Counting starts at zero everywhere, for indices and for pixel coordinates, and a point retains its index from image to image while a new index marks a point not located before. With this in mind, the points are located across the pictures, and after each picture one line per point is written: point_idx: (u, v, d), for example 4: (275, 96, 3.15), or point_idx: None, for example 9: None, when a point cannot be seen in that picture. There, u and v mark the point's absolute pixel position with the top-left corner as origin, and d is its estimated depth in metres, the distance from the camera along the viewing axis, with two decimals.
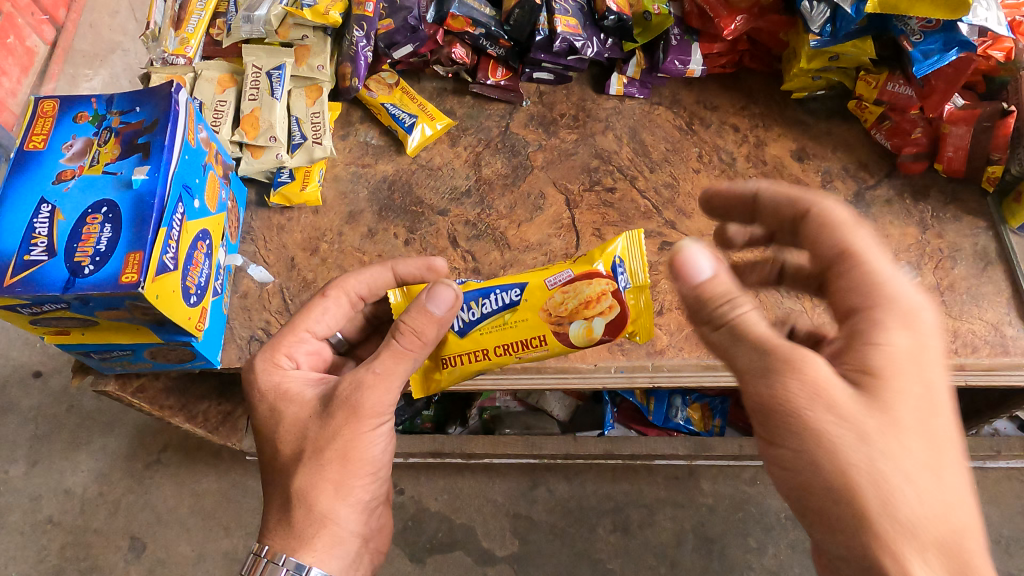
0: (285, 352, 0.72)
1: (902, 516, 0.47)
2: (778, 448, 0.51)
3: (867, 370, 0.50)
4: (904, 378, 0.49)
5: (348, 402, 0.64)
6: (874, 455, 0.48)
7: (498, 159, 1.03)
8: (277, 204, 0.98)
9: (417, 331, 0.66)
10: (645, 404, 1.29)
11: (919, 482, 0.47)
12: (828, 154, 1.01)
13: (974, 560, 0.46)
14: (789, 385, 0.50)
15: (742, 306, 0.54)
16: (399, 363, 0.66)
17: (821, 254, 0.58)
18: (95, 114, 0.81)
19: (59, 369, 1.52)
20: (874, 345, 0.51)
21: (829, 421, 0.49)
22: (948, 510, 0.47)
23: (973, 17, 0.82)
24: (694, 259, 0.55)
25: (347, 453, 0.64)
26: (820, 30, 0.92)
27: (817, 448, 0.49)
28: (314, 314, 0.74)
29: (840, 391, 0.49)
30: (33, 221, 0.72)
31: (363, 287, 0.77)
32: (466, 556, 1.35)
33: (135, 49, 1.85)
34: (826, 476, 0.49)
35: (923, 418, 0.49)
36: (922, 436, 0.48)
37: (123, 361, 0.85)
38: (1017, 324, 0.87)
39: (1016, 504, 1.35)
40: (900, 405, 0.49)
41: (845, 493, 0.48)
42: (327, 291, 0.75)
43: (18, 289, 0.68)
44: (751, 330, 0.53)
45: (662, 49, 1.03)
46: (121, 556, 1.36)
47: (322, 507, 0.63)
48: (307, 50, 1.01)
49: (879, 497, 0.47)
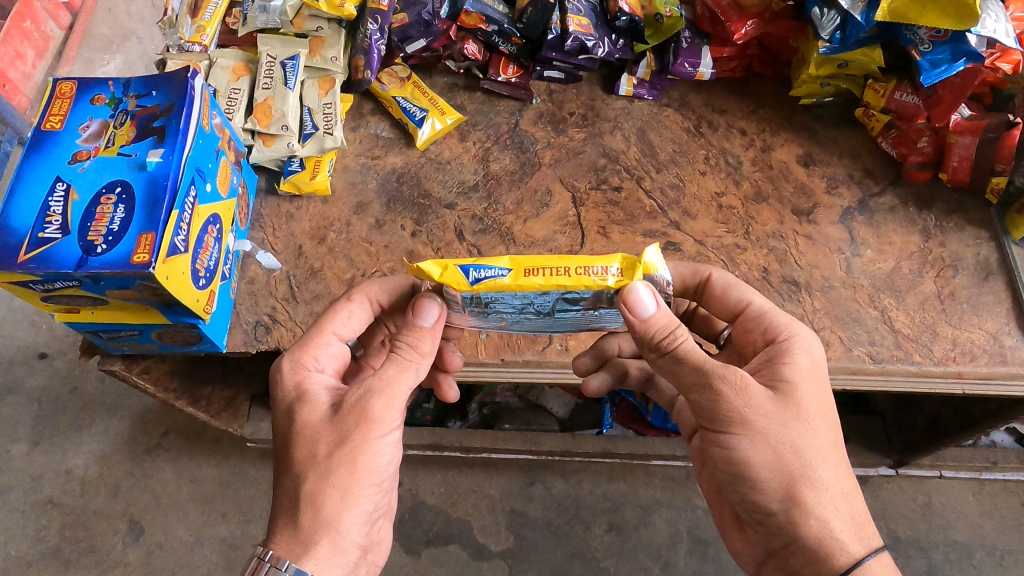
0: (312, 353, 0.72)
1: (822, 492, 0.61)
2: (727, 454, 0.63)
3: (781, 381, 0.64)
4: (810, 385, 0.64)
5: (357, 407, 0.65)
6: (796, 447, 0.62)
7: (506, 155, 1.04)
8: (286, 192, 0.99)
9: (415, 343, 0.67)
10: (643, 404, 1.30)
11: (827, 466, 0.62)
12: (833, 160, 1.02)
13: (863, 511, 0.63)
14: (730, 401, 0.62)
15: (681, 336, 0.62)
16: (402, 373, 0.67)
17: (722, 309, 0.75)
18: (112, 97, 0.82)
19: (64, 351, 1.54)
20: (788, 363, 0.65)
21: (760, 426, 0.62)
22: (847, 478, 0.63)
23: (982, 29, 0.83)
24: (641, 300, 0.60)
25: (356, 460, 0.64)
26: (830, 37, 0.93)
27: (753, 450, 0.62)
28: (341, 317, 0.75)
29: (769, 402, 0.62)
30: (48, 199, 0.73)
31: (385, 295, 0.77)
32: (460, 550, 1.36)
33: (150, 37, 1.87)
34: (761, 470, 0.62)
35: (827, 417, 0.64)
36: (827, 428, 0.63)
37: (131, 341, 0.86)
38: (1015, 334, 0.88)
39: (1010, 517, 1.36)
40: (810, 407, 0.63)
41: (780, 480, 0.62)
42: (352, 295, 0.76)
43: (31, 266, 0.69)
44: (693, 357, 0.62)
45: (671, 52, 1.05)
46: (119, 538, 1.37)
47: (327, 514, 0.64)
48: (321, 41, 1.03)
49: (803, 480, 0.61)
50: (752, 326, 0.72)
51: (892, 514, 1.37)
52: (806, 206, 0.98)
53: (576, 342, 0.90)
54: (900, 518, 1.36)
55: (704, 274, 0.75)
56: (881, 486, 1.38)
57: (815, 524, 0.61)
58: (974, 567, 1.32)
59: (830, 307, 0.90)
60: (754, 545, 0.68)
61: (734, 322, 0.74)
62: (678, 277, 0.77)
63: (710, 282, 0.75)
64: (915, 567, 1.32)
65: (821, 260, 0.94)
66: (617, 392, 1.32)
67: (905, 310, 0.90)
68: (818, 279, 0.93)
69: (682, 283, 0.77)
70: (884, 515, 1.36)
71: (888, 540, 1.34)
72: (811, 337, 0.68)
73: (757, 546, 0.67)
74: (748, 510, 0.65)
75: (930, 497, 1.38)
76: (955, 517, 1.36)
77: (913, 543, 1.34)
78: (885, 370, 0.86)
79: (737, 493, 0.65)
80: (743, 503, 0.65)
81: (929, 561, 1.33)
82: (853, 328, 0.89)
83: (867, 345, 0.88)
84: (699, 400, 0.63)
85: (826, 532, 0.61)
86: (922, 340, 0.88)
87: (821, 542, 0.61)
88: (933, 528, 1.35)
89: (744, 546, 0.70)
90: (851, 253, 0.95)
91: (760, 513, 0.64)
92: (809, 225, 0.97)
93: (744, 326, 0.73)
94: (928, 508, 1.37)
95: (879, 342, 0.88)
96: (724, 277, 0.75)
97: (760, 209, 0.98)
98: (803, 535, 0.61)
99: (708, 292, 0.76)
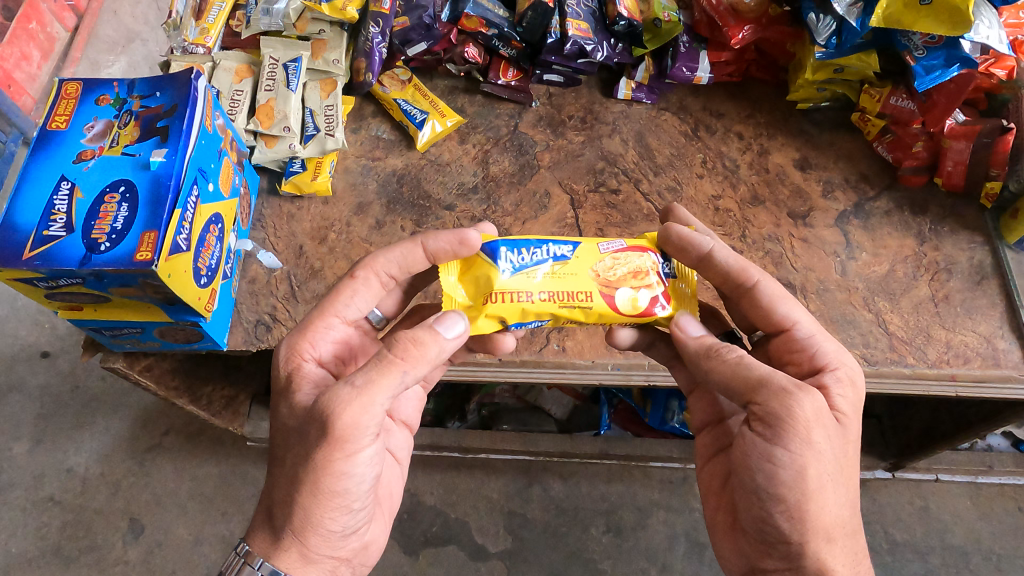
0: (309, 344, 0.73)
1: (838, 530, 0.63)
2: (771, 475, 0.62)
3: (835, 411, 0.64)
4: (854, 419, 0.65)
5: (321, 417, 0.62)
6: (835, 480, 0.62)
7: (505, 158, 1.05)
8: (288, 193, 1.01)
9: (405, 346, 0.63)
10: (642, 407, 1.32)
11: (849, 503, 0.63)
12: (830, 164, 1.03)
13: (863, 547, 0.65)
14: (794, 418, 0.60)
15: (736, 352, 0.65)
16: (383, 380, 0.62)
17: (765, 320, 0.72)
18: (116, 98, 0.83)
19: (67, 349, 1.55)
20: (839, 394, 0.66)
21: (816, 452, 0.60)
22: (857, 517, 0.65)
23: (974, 35, 0.84)
24: (688, 326, 0.69)
25: (317, 479, 0.63)
26: (825, 43, 0.94)
27: (795, 477, 0.61)
28: (343, 297, 0.75)
29: (828, 430, 0.61)
30: (53, 197, 0.75)
31: (393, 266, 0.75)
32: (459, 551, 1.37)
33: (155, 39, 1.88)
34: (796, 497, 0.61)
35: (854, 461, 0.65)
36: (854, 462, 0.64)
37: (133, 339, 0.87)
38: (1009, 338, 0.88)
39: (1007, 521, 1.36)
40: (847, 445, 0.64)
41: (811, 513, 0.61)
42: (357, 272, 0.75)
43: (36, 263, 0.70)
44: (760, 371, 0.62)
45: (670, 56, 1.06)
46: (119, 537, 1.38)
47: (294, 525, 0.65)
48: (323, 43, 1.05)
49: (830, 518, 0.62)
50: (797, 349, 0.70)
51: (889, 517, 1.37)
52: (802, 209, 0.99)
53: (573, 343, 0.90)
54: (897, 522, 1.37)
55: (751, 280, 0.71)
56: (879, 489, 1.39)
57: (821, 558, 0.62)
58: (971, 571, 1.32)
59: (825, 310, 0.91)
60: (740, 552, 0.69)
61: (775, 337, 0.72)
62: (726, 268, 0.71)
63: (756, 291, 0.71)
64: (912, 571, 1.33)
65: (817, 262, 0.95)
66: (614, 394, 1.34)
67: (899, 313, 0.91)
68: (814, 282, 0.93)
69: (726, 280, 0.72)
70: (881, 518, 1.37)
71: (884, 543, 1.35)
72: (860, 370, 0.69)
73: (745, 555, 0.68)
74: (758, 527, 0.65)
75: (927, 501, 1.38)
76: (952, 521, 1.36)
77: (910, 547, 1.35)
78: (879, 371, 0.87)
79: (760, 510, 0.64)
80: (756, 520, 0.65)
81: (924, 564, 1.33)
82: (848, 331, 0.89)
83: (861, 348, 0.88)
84: (762, 408, 0.62)
85: (829, 564, 0.62)
86: (916, 343, 0.89)
87: (822, 572, 0.62)
88: (930, 532, 1.36)
89: (730, 552, 0.70)
90: (846, 256, 0.95)
91: (774, 535, 0.64)
92: (804, 227, 0.98)
93: (787, 346, 0.71)
94: (925, 512, 1.37)
95: (873, 344, 0.89)
96: (772, 289, 0.71)
97: (757, 212, 0.99)
98: (807, 563, 0.62)
99: (752, 298, 0.71)
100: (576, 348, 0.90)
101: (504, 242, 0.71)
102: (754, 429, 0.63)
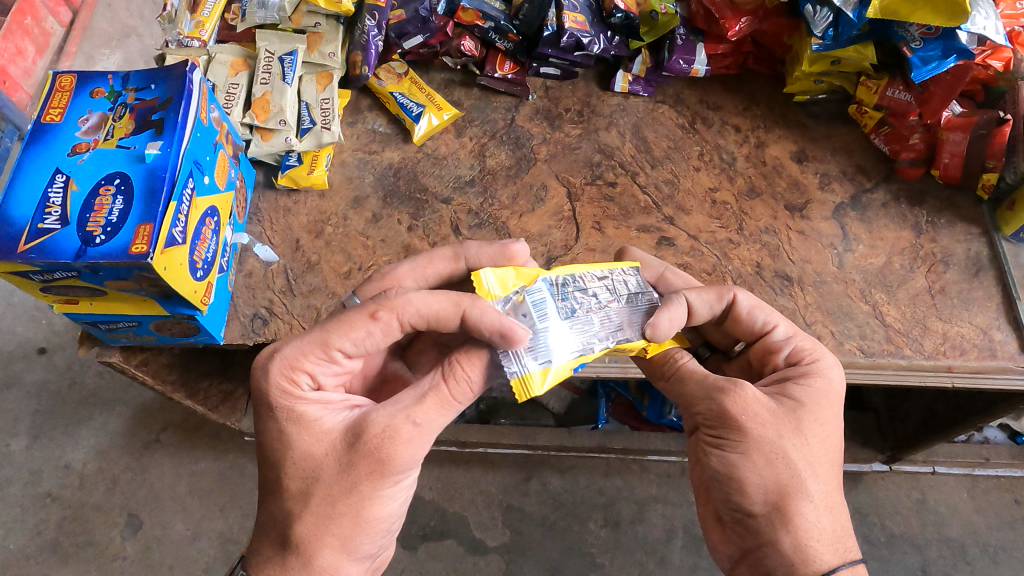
0: (310, 370, 0.67)
1: (805, 504, 0.61)
2: (720, 457, 0.64)
3: (790, 397, 0.65)
4: (817, 403, 0.65)
5: (374, 451, 0.61)
6: (788, 456, 0.62)
7: (502, 151, 1.05)
8: (284, 186, 1.00)
9: (459, 385, 0.63)
10: (639, 400, 1.32)
11: (818, 482, 0.63)
12: (826, 157, 1.03)
13: (845, 526, 0.63)
14: (730, 406, 0.63)
15: (683, 357, 0.69)
16: (438, 415, 0.63)
17: (746, 332, 0.73)
18: (111, 90, 0.83)
19: (63, 345, 1.55)
20: (800, 383, 0.66)
21: (758, 432, 0.63)
22: (834, 496, 0.63)
23: (971, 25, 0.83)
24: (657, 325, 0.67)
25: (361, 510, 0.62)
26: (822, 34, 0.94)
27: (744, 460, 0.62)
28: (354, 334, 0.66)
29: (770, 414, 0.63)
30: (47, 190, 0.74)
31: (418, 312, 0.65)
32: (457, 545, 1.37)
33: (151, 34, 1.88)
34: (749, 477, 0.62)
35: (826, 440, 0.64)
36: (822, 444, 0.64)
37: (129, 333, 0.87)
38: (1006, 329, 0.89)
39: (1004, 514, 1.36)
40: (810, 425, 0.64)
41: (767, 487, 0.62)
42: (378, 313, 0.65)
43: (31, 256, 0.70)
44: (696, 374, 0.67)
45: (667, 49, 1.05)
46: (118, 532, 1.38)
47: (323, 559, 0.63)
48: (319, 37, 1.04)
49: (792, 494, 0.61)
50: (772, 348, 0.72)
51: (886, 510, 1.37)
52: (799, 201, 0.99)
53: None
54: (894, 515, 1.37)
55: (728, 298, 0.72)
56: (876, 482, 1.39)
57: (793, 535, 0.61)
58: (968, 564, 1.33)
59: (822, 301, 0.91)
60: (729, 544, 0.66)
61: (754, 345, 0.74)
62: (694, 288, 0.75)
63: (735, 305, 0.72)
64: (909, 564, 1.33)
65: (814, 255, 0.95)
66: (612, 387, 1.34)
67: (896, 305, 0.91)
68: (811, 274, 0.93)
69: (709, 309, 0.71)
70: (879, 512, 1.37)
71: (880, 535, 1.35)
72: (834, 363, 0.69)
73: (733, 545, 0.66)
74: (729, 510, 0.65)
75: (924, 493, 1.38)
76: (949, 513, 1.37)
77: (907, 540, 1.35)
78: (876, 363, 0.87)
79: (720, 491, 0.64)
80: (724, 505, 0.65)
81: (921, 556, 1.33)
82: (844, 322, 0.89)
83: (859, 340, 0.88)
84: (699, 407, 0.66)
85: (804, 542, 0.61)
86: (913, 335, 0.89)
87: (797, 550, 0.60)
88: (927, 525, 1.36)
89: (721, 543, 0.67)
90: (844, 248, 0.95)
91: (740, 513, 0.64)
92: (802, 220, 0.98)
93: (764, 350, 0.72)
94: (922, 505, 1.38)
95: (870, 336, 0.89)
96: (747, 300, 0.72)
97: (754, 205, 0.99)
98: (781, 539, 0.61)
99: (732, 315, 0.73)
100: None
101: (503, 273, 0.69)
102: (699, 423, 0.66)
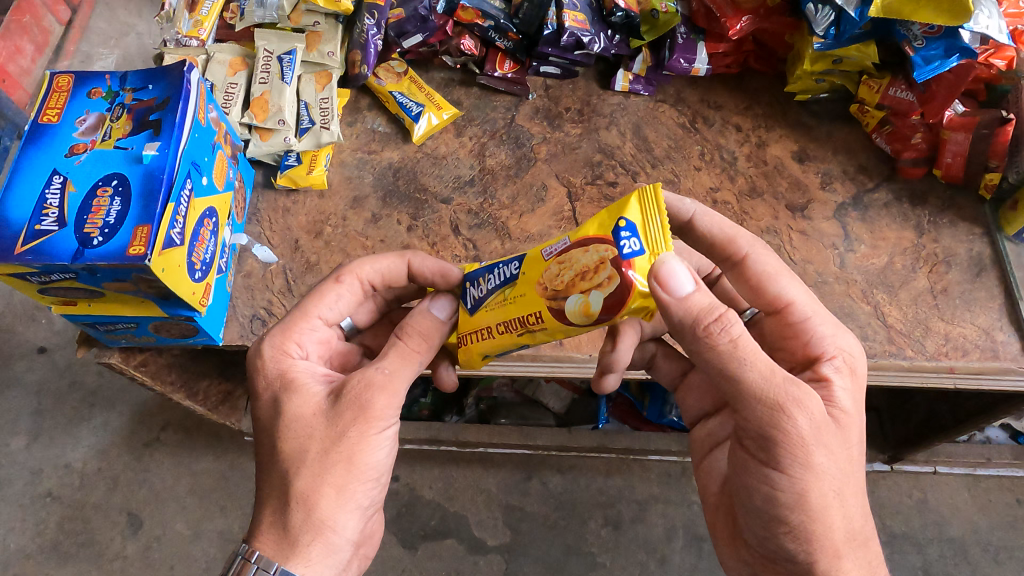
0: (297, 339, 0.71)
1: (849, 536, 0.61)
2: (772, 484, 0.60)
3: (836, 409, 0.63)
4: (857, 413, 0.64)
5: (356, 401, 0.63)
6: (842, 488, 0.60)
7: (502, 150, 1.04)
8: (283, 186, 1.00)
9: (422, 334, 0.69)
10: (640, 400, 1.35)
11: (857, 508, 0.62)
12: (828, 157, 1.02)
13: (875, 549, 0.64)
14: (796, 427, 0.58)
15: (734, 325, 0.58)
16: (407, 363, 0.67)
17: (759, 299, 0.73)
18: (109, 91, 0.83)
19: (63, 345, 1.54)
20: (839, 387, 0.64)
21: (823, 464, 0.59)
22: (867, 521, 0.63)
23: (974, 25, 0.83)
24: (676, 274, 0.57)
25: (353, 456, 0.63)
26: (824, 33, 0.93)
27: (802, 486, 0.59)
28: (326, 300, 0.74)
29: (833, 440, 0.60)
30: (44, 192, 0.74)
31: (377, 276, 0.77)
32: (457, 545, 1.37)
33: None
34: (805, 509, 0.59)
35: (860, 455, 0.64)
36: (859, 461, 0.63)
37: (127, 334, 0.87)
38: (1008, 330, 0.88)
39: (1005, 514, 1.36)
40: (853, 440, 0.62)
41: (815, 522, 0.60)
42: (340, 278, 0.75)
43: (28, 258, 0.69)
44: (764, 369, 0.57)
45: (668, 48, 1.05)
46: (118, 531, 1.38)
47: (321, 514, 0.62)
48: (318, 36, 1.03)
49: (839, 525, 0.61)
50: (791, 331, 0.70)
51: (888, 509, 1.37)
52: (800, 201, 0.99)
53: (571, 336, 0.90)
54: (895, 514, 1.37)
55: (743, 252, 0.73)
56: (877, 482, 1.39)
57: (832, 565, 0.61)
58: (969, 563, 1.32)
59: (823, 302, 0.91)
60: (750, 559, 0.67)
61: (769, 317, 0.72)
62: (711, 236, 0.74)
63: (746, 264, 0.73)
64: (910, 563, 1.33)
65: (815, 255, 0.95)
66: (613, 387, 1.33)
67: (898, 305, 0.91)
68: (812, 274, 0.93)
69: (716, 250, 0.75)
70: (880, 512, 1.36)
71: (881, 535, 1.35)
72: (853, 348, 0.68)
73: (751, 560, 0.67)
74: (765, 536, 0.63)
75: (925, 493, 1.38)
76: (950, 513, 1.36)
77: (908, 539, 1.35)
78: (878, 364, 0.86)
79: (762, 516, 0.62)
80: (762, 528, 0.63)
81: (922, 556, 1.33)
82: (846, 323, 0.89)
83: (860, 340, 0.88)
84: (756, 415, 0.58)
85: (843, 573, 0.61)
86: (915, 336, 0.88)
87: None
88: (928, 525, 1.36)
89: (742, 559, 0.68)
90: (845, 248, 0.95)
91: (780, 543, 0.62)
92: (803, 220, 0.97)
93: (782, 329, 0.71)
94: (923, 504, 1.37)
95: (872, 337, 0.88)
96: (763, 264, 0.72)
97: (755, 205, 0.99)
98: (820, 572, 0.61)
99: (744, 274, 0.73)
100: (573, 342, 0.90)
101: (470, 275, 0.72)
102: (750, 438, 0.60)
